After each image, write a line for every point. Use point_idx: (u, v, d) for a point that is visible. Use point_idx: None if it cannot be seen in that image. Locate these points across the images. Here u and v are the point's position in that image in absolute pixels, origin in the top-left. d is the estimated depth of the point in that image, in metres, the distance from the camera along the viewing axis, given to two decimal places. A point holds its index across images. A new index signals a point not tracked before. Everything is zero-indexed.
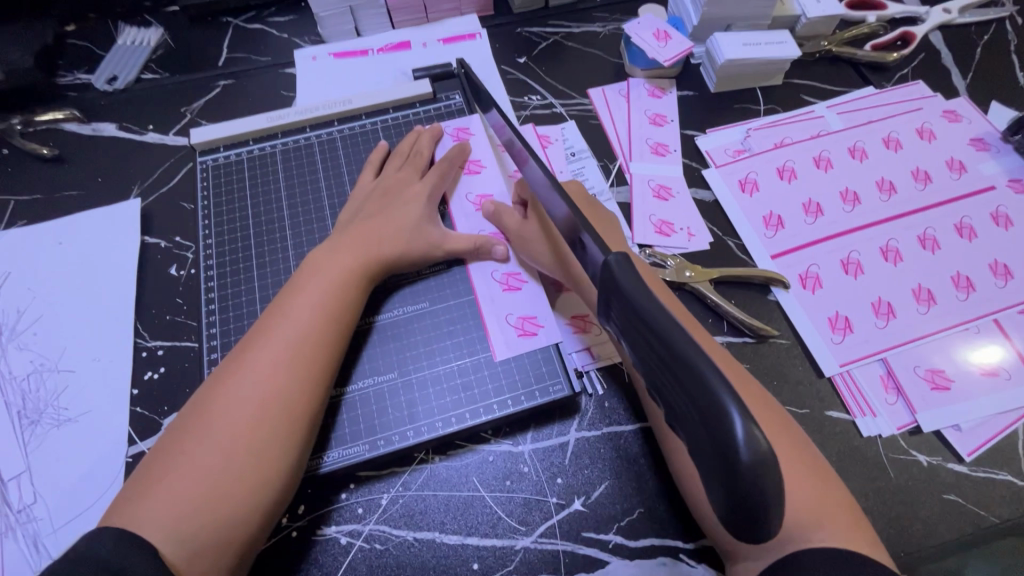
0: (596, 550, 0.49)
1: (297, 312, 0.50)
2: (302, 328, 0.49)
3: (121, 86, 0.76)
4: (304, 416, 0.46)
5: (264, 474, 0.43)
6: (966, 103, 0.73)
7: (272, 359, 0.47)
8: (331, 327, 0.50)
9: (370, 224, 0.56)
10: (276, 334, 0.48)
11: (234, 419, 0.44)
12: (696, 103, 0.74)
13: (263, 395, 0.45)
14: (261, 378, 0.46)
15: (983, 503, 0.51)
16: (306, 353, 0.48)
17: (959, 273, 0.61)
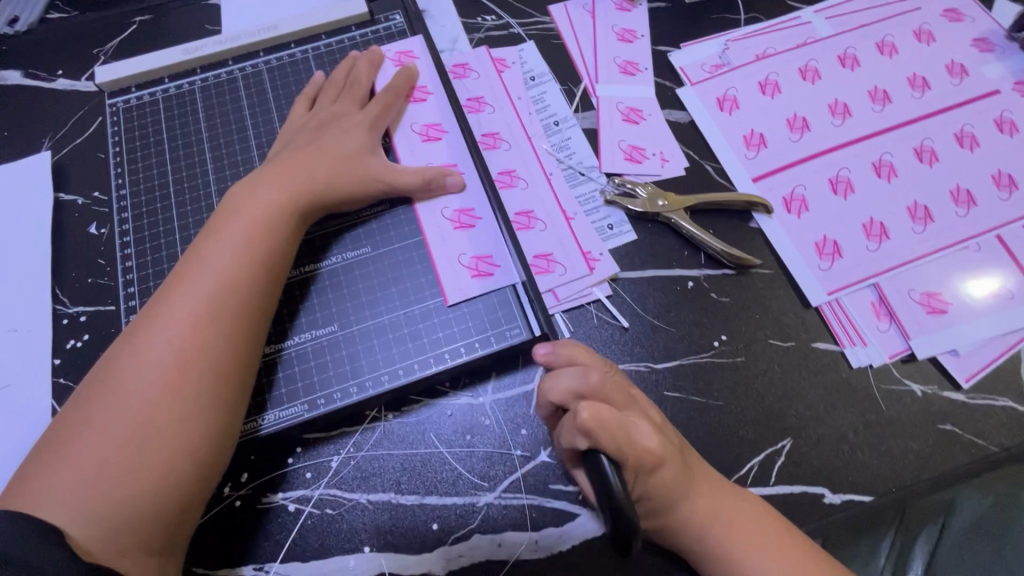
0: (565, 503, 0.45)
1: (216, 261, 0.44)
2: (221, 279, 0.43)
3: (25, 29, 0.68)
4: (229, 376, 0.42)
5: (186, 446, 0.39)
6: (968, 1, 0.66)
7: (188, 316, 0.42)
8: (255, 278, 0.45)
9: (302, 160, 0.50)
10: (192, 287, 0.43)
11: (147, 383, 0.40)
12: (669, 15, 0.67)
13: (178, 356, 0.41)
14: (175, 337, 0.41)
15: (983, 433, 0.47)
16: (227, 307, 0.43)
17: (959, 187, 0.55)
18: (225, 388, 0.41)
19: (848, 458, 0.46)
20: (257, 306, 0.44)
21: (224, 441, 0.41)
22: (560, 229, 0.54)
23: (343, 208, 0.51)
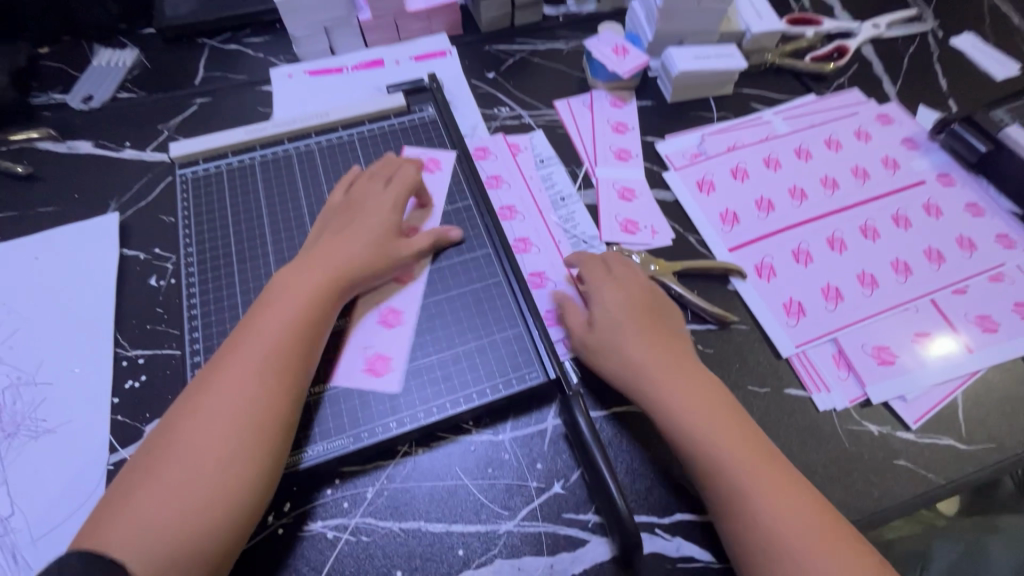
0: (577, 529, 0.51)
1: (265, 329, 0.51)
2: (268, 345, 0.50)
3: (97, 105, 0.77)
4: (276, 428, 0.48)
5: (233, 491, 0.45)
6: (896, 108, 0.81)
7: (241, 377, 0.49)
8: (297, 343, 0.51)
9: (334, 243, 0.57)
10: (246, 351, 0.50)
11: (208, 436, 0.46)
12: (654, 112, 0.80)
13: (235, 411, 0.47)
14: (232, 394, 0.48)
15: (930, 467, 0.55)
16: (275, 367, 0.49)
17: (898, 259, 0.66)
18: (273, 437, 0.47)
19: (819, 489, 0.54)
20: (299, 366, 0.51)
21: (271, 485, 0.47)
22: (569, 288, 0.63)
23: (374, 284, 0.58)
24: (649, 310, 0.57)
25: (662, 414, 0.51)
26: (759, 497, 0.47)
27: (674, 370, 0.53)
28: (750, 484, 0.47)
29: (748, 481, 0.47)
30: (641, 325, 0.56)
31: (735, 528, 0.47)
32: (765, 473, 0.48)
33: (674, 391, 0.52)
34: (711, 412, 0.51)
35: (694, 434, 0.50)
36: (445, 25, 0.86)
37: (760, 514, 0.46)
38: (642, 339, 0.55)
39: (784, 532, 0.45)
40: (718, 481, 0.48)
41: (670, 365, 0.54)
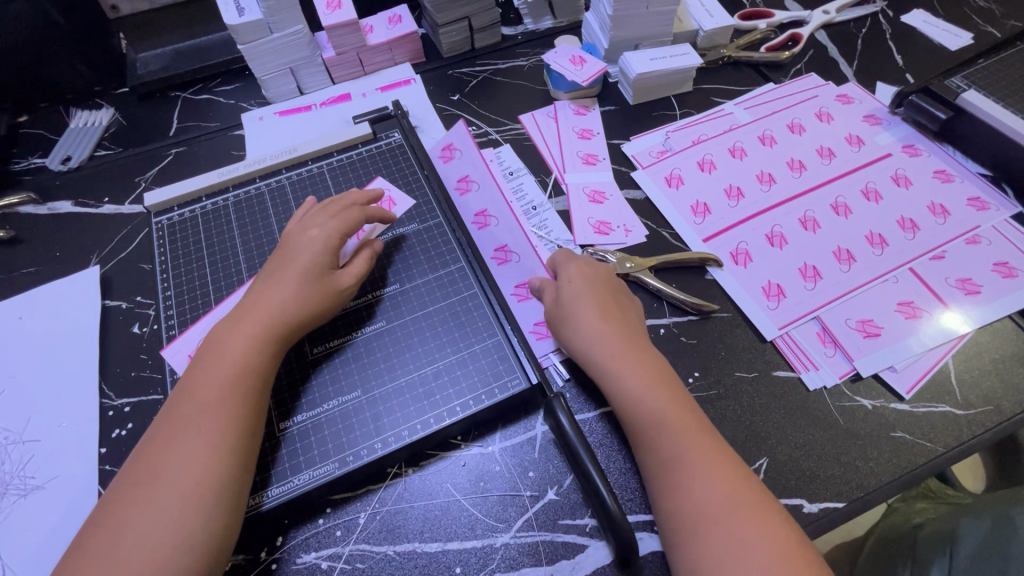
0: (575, 535, 0.50)
1: (210, 385, 0.49)
2: (212, 401, 0.48)
3: (75, 164, 0.79)
4: (224, 485, 0.46)
5: (180, 555, 0.43)
6: (855, 87, 0.82)
7: (187, 435, 0.47)
8: (244, 396, 0.49)
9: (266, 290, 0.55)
10: (193, 407, 0.48)
11: (156, 500, 0.44)
12: (618, 116, 0.81)
13: (181, 472, 0.45)
14: (180, 455, 0.46)
15: (929, 436, 0.54)
16: (222, 422, 0.48)
17: (873, 232, 0.66)
18: (223, 495, 0.45)
19: (818, 470, 0.53)
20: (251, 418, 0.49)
21: (222, 545, 0.45)
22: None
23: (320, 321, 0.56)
24: (618, 286, 0.59)
25: (616, 385, 0.52)
26: (697, 469, 0.46)
27: (628, 340, 0.54)
28: (690, 455, 0.47)
29: (692, 453, 0.47)
30: (609, 295, 0.57)
31: (671, 499, 0.46)
32: (706, 447, 0.48)
33: (627, 360, 0.53)
34: (662, 384, 0.51)
35: (641, 402, 0.50)
36: (407, 55, 0.88)
37: (697, 485, 0.46)
38: (608, 312, 0.56)
39: (718, 506, 0.45)
40: (658, 454, 0.48)
41: (628, 336, 0.54)
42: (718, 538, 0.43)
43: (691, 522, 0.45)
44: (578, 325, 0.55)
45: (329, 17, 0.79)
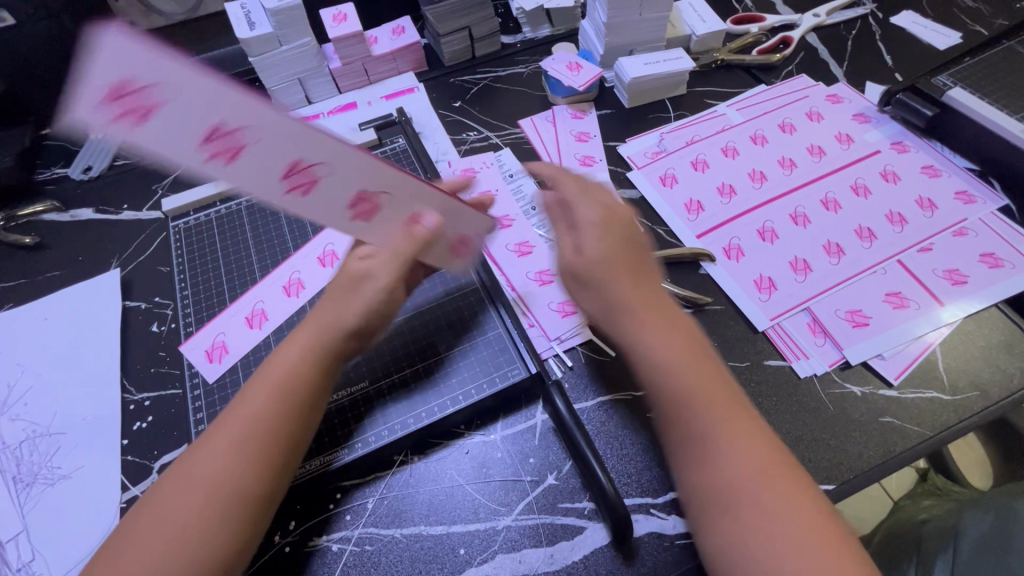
0: (574, 518, 0.52)
1: (274, 389, 0.48)
2: (276, 414, 0.47)
3: (96, 173, 0.83)
4: (267, 494, 0.45)
5: (209, 552, 0.41)
6: (845, 87, 0.84)
7: (238, 442, 0.45)
8: (303, 412, 0.49)
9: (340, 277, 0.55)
10: (248, 413, 0.46)
11: (200, 504, 0.42)
12: (614, 119, 0.84)
13: (225, 471, 0.44)
14: (234, 460, 0.44)
15: (916, 421, 0.56)
16: (281, 436, 0.46)
17: (861, 225, 0.69)
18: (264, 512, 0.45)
19: (809, 454, 0.54)
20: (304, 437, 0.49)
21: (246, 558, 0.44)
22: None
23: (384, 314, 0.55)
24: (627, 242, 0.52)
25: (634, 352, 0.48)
26: (737, 442, 0.43)
27: (648, 302, 0.49)
28: (718, 429, 0.44)
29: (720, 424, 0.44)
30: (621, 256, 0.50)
31: (704, 473, 0.43)
32: (735, 419, 0.44)
33: (649, 325, 0.48)
34: (692, 349, 0.47)
35: (678, 366, 0.46)
36: (411, 64, 0.92)
37: (731, 459, 0.42)
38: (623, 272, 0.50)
39: (758, 477, 0.42)
40: (689, 423, 0.45)
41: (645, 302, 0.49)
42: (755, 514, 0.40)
43: (714, 500, 0.42)
44: (587, 292, 0.52)
45: (335, 29, 0.82)
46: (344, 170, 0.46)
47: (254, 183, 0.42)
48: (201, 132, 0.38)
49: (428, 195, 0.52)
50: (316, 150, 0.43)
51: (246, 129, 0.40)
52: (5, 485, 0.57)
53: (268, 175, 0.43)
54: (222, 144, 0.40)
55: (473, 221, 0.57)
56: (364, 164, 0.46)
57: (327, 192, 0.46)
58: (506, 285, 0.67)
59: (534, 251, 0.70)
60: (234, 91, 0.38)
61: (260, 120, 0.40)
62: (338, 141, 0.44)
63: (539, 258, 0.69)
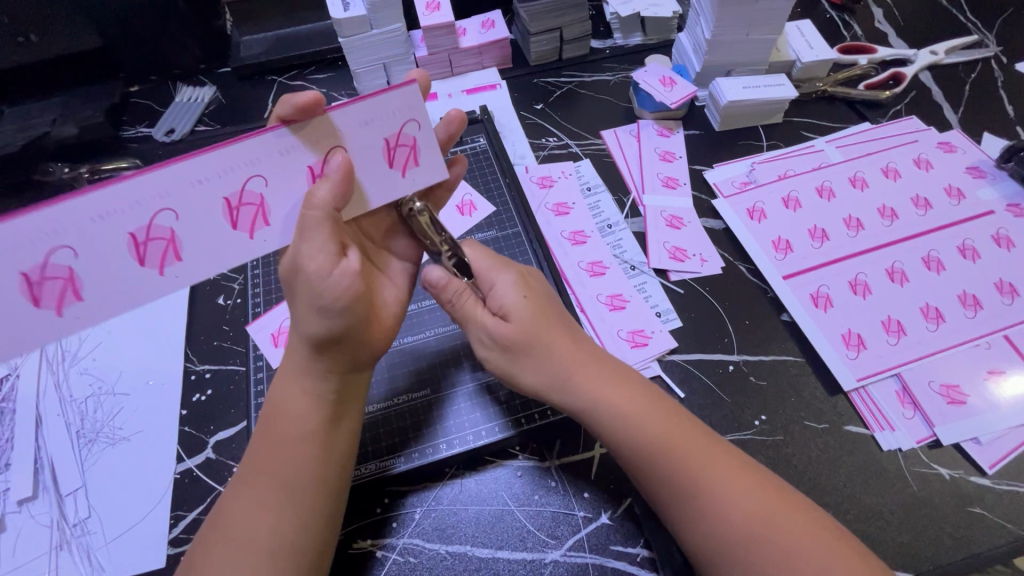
0: (625, 563, 0.50)
1: (291, 440, 0.46)
2: (299, 466, 0.45)
3: (178, 136, 0.84)
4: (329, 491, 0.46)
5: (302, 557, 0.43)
6: (959, 135, 0.78)
7: (289, 463, 0.46)
8: (329, 460, 0.47)
9: (286, 270, 0.46)
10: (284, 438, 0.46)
11: (247, 567, 0.42)
12: (702, 141, 0.80)
13: (285, 493, 0.45)
14: (268, 515, 0.44)
15: (1009, 517, 0.52)
16: (309, 488, 0.45)
17: (965, 292, 0.63)
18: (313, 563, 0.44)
19: (887, 534, 0.51)
20: (338, 480, 0.47)
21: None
22: (642, 304, 0.65)
23: (350, 309, 0.45)
24: (545, 296, 0.51)
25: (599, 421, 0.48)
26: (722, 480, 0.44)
27: (598, 370, 0.49)
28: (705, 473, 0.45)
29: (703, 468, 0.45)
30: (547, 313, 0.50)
31: (698, 528, 0.43)
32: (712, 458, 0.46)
33: (618, 392, 0.48)
34: (652, 409, 0.48)
35: (636, 430, 0.46)
36: (495, 60, 0.89)
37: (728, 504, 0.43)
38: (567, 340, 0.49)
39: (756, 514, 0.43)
40: (671, 479, 0.45)
41: (599, 365, 0.49)
42: (771, 554, 0.41)
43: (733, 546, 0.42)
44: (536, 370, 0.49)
45: (427, 18, 0.81)
46: (192, 210, 0.43)
47: (115, 301, 0.44)
48: (25, 297, 0.41)
49: (307, 137, 0.45)
50: (145, 212, 0.42)
51: (60, 253, 0.40)
52: (69, 438, 0.59)
53: (128, 268, 0.43)
54: (50, 291, 0.41)
55: (389, 107, 0.46)
56: (200, 174, 0.43)
57: (207, 225, 0.44)
58: (575, 304, 0.65)
59: (608, 273, 0.67)
60: (17, 226, 0.39)
61: (60, 236, 0.40)
62: (161, 176, 0.41)
63: (612, 279, 0.67)
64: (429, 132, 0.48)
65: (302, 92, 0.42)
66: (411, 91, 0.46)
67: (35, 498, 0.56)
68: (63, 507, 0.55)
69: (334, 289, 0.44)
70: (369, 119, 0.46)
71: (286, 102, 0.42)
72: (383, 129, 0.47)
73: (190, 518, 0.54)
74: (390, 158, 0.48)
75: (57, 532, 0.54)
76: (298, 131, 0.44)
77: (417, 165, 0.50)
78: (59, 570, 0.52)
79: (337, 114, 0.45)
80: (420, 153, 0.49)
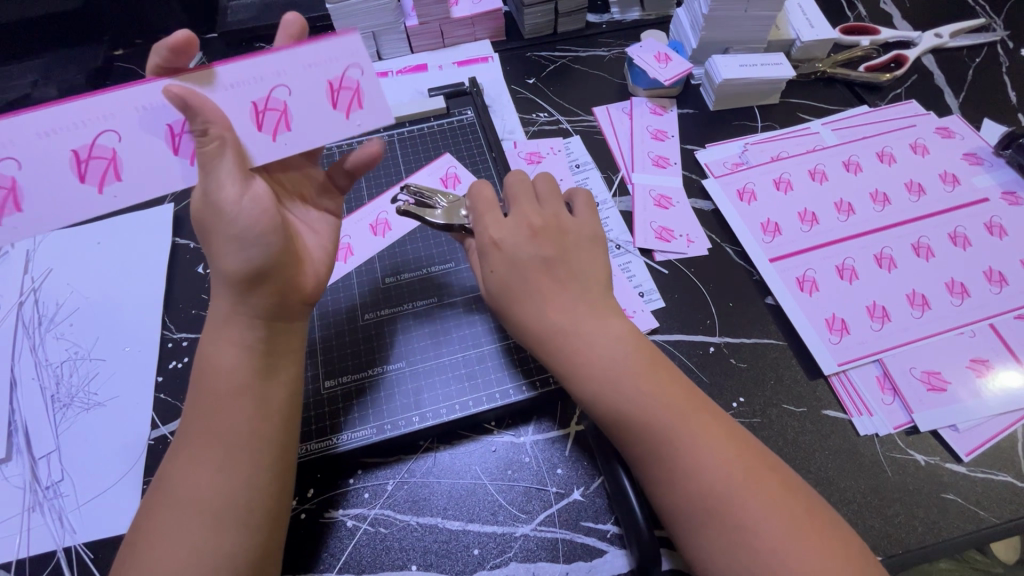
0: (595, 539, 0.50)
1: (224, 396, 0.45)
2: (236, 422, 0.44)
3: None
4: (270, 446, 0.45)
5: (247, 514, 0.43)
6: (959, 121, 0.76)
7: (225, 421, 0.44)
8: (268, 416, 0.46)
9: (198, 210, 0.46)
10: (217, 397, 0.45)
11: (194, 527, 0.41)
12: (696, 120, 0.78)
13: (221, 451, 0.43)
14: (208, 474, 0.43)
15: (983, 505, 0.51)
16: (247, 442, 0.44)
17: (954, 279, 0.63)
18: (264, 522, 0.43)
19: (858, 518, 0.51)
20: (278, 435, 0.46)
21: (271, 569, 0.44)
22: (627, 283, 0.64)
23: (267, 239, 0.46)
24: (544, 243, 0.51)
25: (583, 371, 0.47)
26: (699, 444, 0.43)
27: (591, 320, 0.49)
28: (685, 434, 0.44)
29: (680, 430, 0.44)
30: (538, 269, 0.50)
31: (675, 491, 0.43)
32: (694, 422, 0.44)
33: (609, 346, 0.47)
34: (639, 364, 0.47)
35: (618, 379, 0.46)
36: (488, 32, 0.87)
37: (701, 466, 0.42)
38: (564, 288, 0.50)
39: (734, 483, 0.42)
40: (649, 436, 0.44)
41: (593, 320, 0.49)
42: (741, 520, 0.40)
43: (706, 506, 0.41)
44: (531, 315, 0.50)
45: None
46: (134, 131, 0.44)
47: (153, 182, 0.46)
48: (73, 174, 0.44)
49: (250, 71, 0.46)
50: (89, 132, 0.43)
51: (106, 135, 0.44)
52: (43, 402, 0.58)
53: (161, 154, 0.45)
54: (95, 169, 0.44)
55: (329, 53, 0.47)
56: (144, 100, 0.44)
57: (146, 149, 0.45)
58: None
59: None
60: (67, 113, 0.43)
61: (109, 120, 0.44)
62: (94, 103, 0.43)
63: None
64: (371, 77, 0.48)
65: (175, 34, 0.43)
66: (351, 38, 0.47)
67: (9, 460, 0.56)
68: (36, 470, 0.55)
69: (247, 216, 0.44)
70: (305, 62, 0.47)
71: (159, 46, 0.43)
72: (325, 71, 0.47)
73: None
74: (331, 102, 0.48)
75: (29, 494, 0.53)
76: (242, 67, 0.45)
77: (361, 109, 0.49)
78: (30, 531, 0.52)
79: (275, 58, 0.46)
80: (364, 96, 0.49)
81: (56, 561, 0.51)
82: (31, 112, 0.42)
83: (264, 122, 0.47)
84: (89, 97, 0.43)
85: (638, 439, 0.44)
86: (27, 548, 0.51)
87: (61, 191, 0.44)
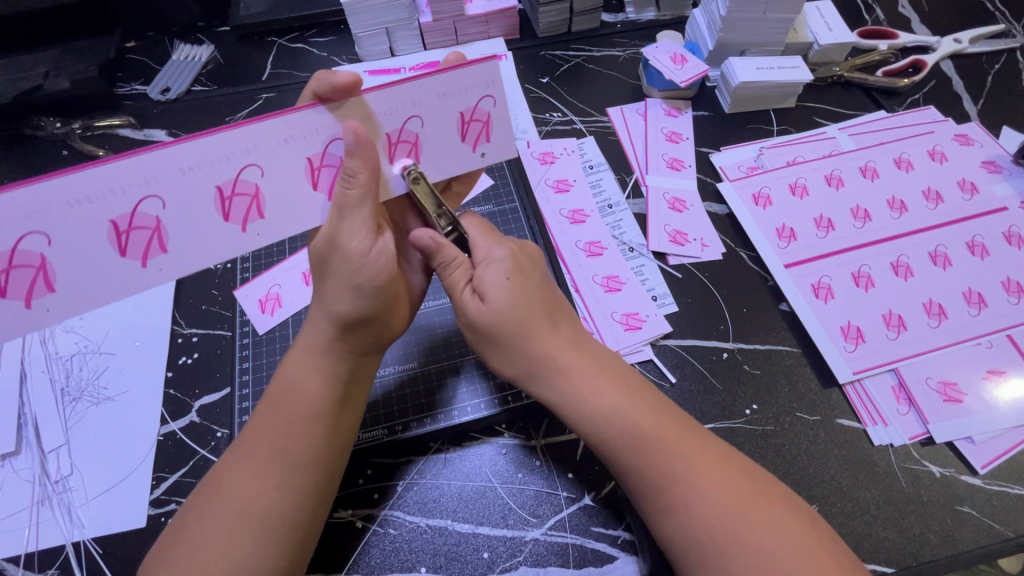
0: (606, 544, 0.50)
1: (297, 414, 0.46)
2: (301, 439, 0.45)
3: (174, 96, 0.82)
4: (329, 466, 0.46)
5: (291, 529, 0.43)
6: (977, 128, 0.75)
7: (289, 437, 0.45)
8: (333, 438, 0.47)
9: (316, 249, 0.47)
10: (288, 414, 0.46)
11: (239, 534, 0.42)
12: (711, 123, 0.78)
13: (281, 465, 0.44)
14: (268, 485, 0.43)
15: (998, 518, 0.51)
16: (307, 461, 0.45)
17: (971, 289, 0.62)
18: (306, 539, 0.44)
19: (872, 528, 0.50)
20: (338, 456, 0.47)
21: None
22: (639, 287, 0.63)
23: (384, 291, 0.47)
24: (532, 275, 0.50)
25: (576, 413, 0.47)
26: (702, 475, 0.43)
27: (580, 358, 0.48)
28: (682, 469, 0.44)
29: (679, 465, 0.44)
30: (529, 297, 0.48)
31: (676, 528, 0.42)
32: (698, 454, 0.44)
33: (598, 383, 0.47)
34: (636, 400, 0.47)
35: (613, 417, 0.45)
36: (502, 30, 0.87)
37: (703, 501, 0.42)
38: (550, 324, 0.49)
39: (736, 518, 0.41)
40: (645, 478, 0.44)
41: (582, 352, 0.49)
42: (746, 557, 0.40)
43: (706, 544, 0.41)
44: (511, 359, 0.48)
45: None
46: (278, 166, 0.44)
47: (292, 219, 0.46)
48: (217, 212, 0.44)
49: (387, 102, 0.45)
50: (230, 167, 0.42)
51: (250, 170, 0.43)
52: (53, 395, 0.58)
53: (304, 191, 0.46)
54: (238, 207, 0.44)
55: (469, 81, 0.46)
56: (285, 133, 0.43)
57: (290, 183, 0.45)
58: (569, 283, 0.63)
59: (605, 253, 0.66)
60: (206, 147, 0.41)
61: (251, 153, 0.43)
62: (233, 136, 0.42)
63: (607, 261, 0.65)
64: (503, 109, 0.48)
65: (341, 73, 0.42)
66: (491, 66, 0.46)
67: (18, 452, 0.56)
68: (45, 463, 0.55)
69: (372, 268, 0.45)
70: (447, 91, 0.46)
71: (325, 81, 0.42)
72: (458, 102, 0.47)
73: (172, 480, 0.54)
74: (460, 133, 0.48)
75: (39, 488, 0.53)
76: (379, 97, 0.45)
77: (488, 141, 0.50)
78: (39, 525, 0.52)
79: (418, 85, 0.45)
80: (493, 128, 0.49)
81: (65, 555, 0.50)
82: (176, 145, 0.41)
83: (397, 152, 0.47)
84: (228, 131, 0.41)
85: (637, 476, 0.44)
86: (37, 541, 0.51)
87: (204, 229, 0.44)
